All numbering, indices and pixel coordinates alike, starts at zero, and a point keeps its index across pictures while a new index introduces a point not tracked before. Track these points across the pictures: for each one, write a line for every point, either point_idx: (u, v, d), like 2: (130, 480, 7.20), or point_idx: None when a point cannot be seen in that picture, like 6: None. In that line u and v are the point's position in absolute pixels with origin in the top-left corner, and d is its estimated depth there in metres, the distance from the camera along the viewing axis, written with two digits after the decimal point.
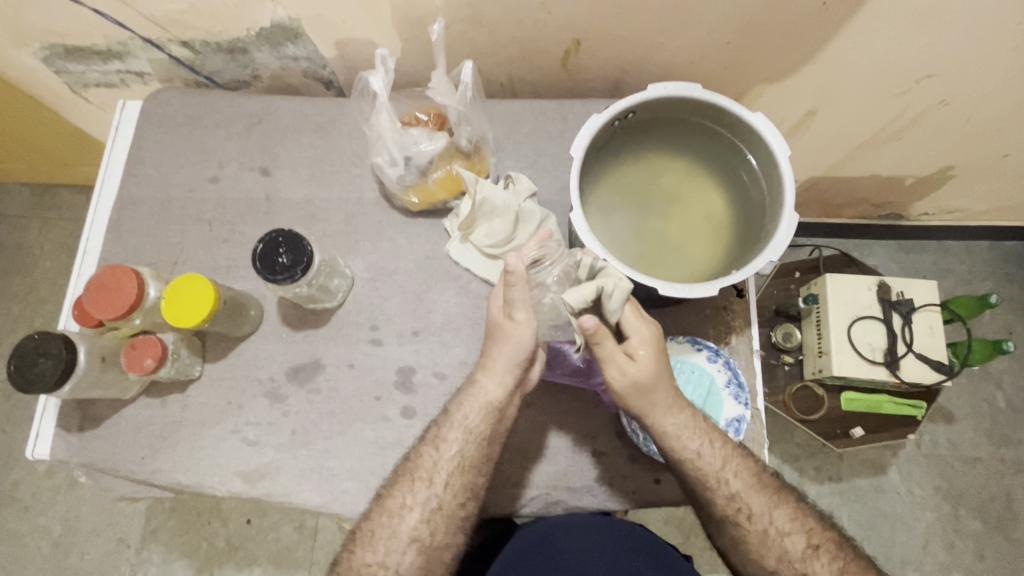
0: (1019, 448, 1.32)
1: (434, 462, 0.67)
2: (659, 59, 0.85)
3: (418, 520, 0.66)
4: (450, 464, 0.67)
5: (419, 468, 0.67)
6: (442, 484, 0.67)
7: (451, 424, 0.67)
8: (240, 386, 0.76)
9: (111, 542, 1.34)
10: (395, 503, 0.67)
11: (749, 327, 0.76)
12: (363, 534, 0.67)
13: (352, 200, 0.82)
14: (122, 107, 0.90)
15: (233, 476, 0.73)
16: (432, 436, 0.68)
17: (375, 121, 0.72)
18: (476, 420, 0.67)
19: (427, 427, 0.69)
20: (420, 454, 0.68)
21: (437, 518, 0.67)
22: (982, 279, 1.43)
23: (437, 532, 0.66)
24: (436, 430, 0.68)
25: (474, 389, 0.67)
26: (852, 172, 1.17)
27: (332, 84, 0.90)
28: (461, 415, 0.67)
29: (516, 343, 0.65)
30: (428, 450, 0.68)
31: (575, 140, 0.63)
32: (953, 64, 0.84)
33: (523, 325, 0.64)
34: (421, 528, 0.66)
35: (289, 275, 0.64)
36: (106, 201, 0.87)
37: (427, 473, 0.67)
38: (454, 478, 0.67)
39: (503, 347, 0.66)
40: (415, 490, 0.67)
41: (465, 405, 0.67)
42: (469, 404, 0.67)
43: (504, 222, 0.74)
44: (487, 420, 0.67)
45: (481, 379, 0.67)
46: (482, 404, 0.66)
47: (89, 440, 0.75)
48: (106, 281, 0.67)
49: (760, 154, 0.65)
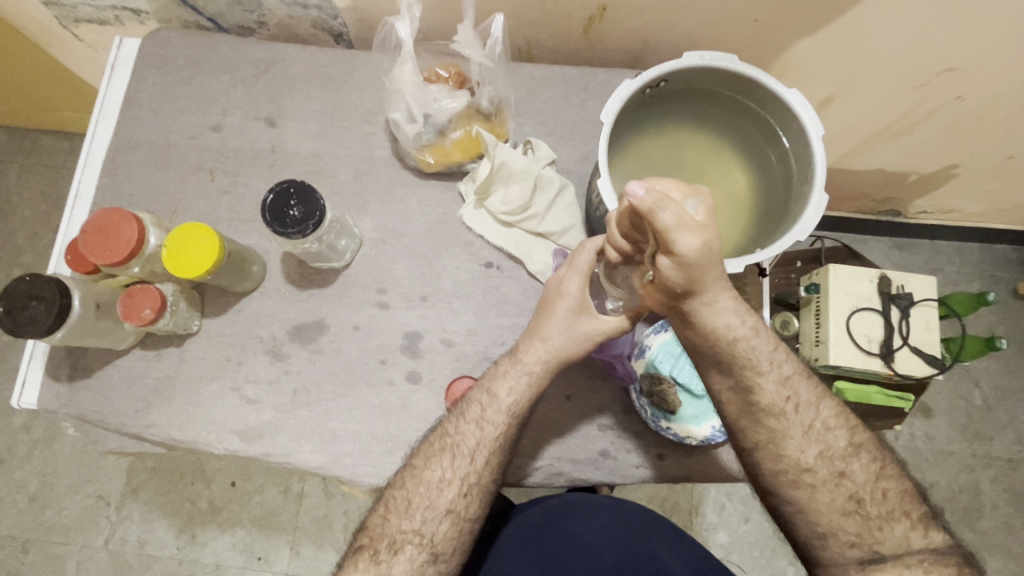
0: (991, 444, 1.37)
1: (477, 440, 0.65)
2: (683, 32, 0.82)
3: (456, 493, 0.64)
4: (495, 442, 0.65)
5: (460, 444, 0.65)
6: (483, 461, 0.64)
7: (498, 404, 0.65)
8: (239, 343, 0.74)
9: (91, 499, 1.31)
10: (433, 475, 0.64)
11: (761, 309, 0.76)
12: (396, 501, 0.64)
13: (362, 157, 0.79)
14: (118, 45, 0.85)
15: (230, 434, 0.71)
16: (475, 415, 0.65)
17: (396, 74, 0.68)
18: (523, 396, 0.65)
19: (466, 404, 0.66)
20: (460, 430, 0.65)
21: (476, 491, 0.64)
22: (971, 280, 1.46)
23: (473, 505, 0.64)
24: (481, 409, 0.65)
25: (522, 369, 0.66)
26: (861, 165, 1.17)
27: (343, 36, 0.86)
28: (507, 396, 0.65)
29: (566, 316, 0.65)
30: (469, 426, 0.65)
31: (607, 105, 0.61)
32: (977, 59, 0.83)
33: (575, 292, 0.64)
34: (459, 501, 0.64)
35: (300, 229, 0.61)
36: (99, 143, 0.83)
37: (468, 450, 0.64)
38: (496, 454, 0.65)
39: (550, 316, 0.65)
40: (454, 465, 0.64)
41: (513, 384, 0.65)
42: (516, 385, 0.65)
43: (522, 188, 0.72)
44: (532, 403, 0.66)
45: (530, 360, 0.66)
46: (531, 386, 0.65)
47: (79, 391, 0.73)
48: (104, 224, 0.64)
49: (791, 133, 0.64)
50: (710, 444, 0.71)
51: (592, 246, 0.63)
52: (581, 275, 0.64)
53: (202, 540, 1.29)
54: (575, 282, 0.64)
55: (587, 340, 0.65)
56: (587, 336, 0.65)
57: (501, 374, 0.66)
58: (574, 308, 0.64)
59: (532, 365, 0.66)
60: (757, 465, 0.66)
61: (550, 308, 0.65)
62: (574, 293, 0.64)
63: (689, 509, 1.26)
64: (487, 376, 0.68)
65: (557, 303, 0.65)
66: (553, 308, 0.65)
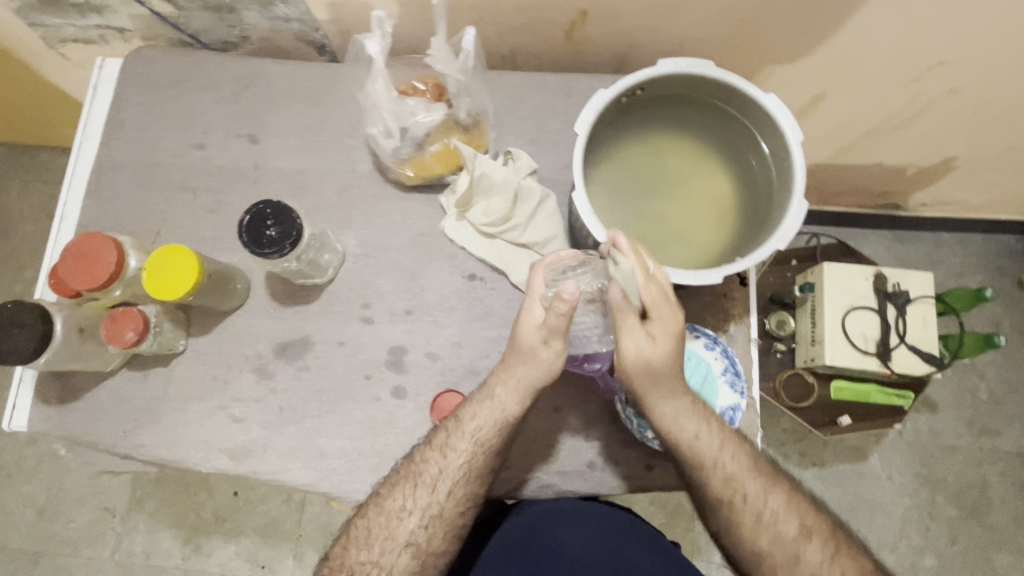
0: (998, 438, 1.34)
1: (439, 470, 0.65)
2: (667, 33, 0.81)
3: (417, 523, 0.65)
4: (457, 473, 0.65)
5: (423, 473, 0.66)
6: (445, 491, 0.65)
7: (463, 433, 0.65)
8: (226, 362, 0.74)
9: (97, 511, 1.33)
10: (394, 505, 0.66)
11: (748, 315, 0.75)
12: (357, 531, 0.66)
13: (344, 171, 0.79)
14: (101, 66, 0.85)
15: (219, 453, 0.71)
16: (440, 443, 0.66)
17: (371, 89, 0.68)
18: (488, 432, 0.65)
19: (434, 433, 0.67)
20: (424, 459, 0.66)
21: (437, 524, 0.66)
22: (974, 272, 1.43)
23: (434, 537, 0.66)
24: (446, 438, 0.66)
25: (488, 400, 0.65)
26: (856, 160, 1.15)
27: (325, 49, 0.85)
28: (471, 424, 0.65)
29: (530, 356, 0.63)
30: (432, 455, 0.66)
31: (581, 115, 0.60)
32: (967, 52, 0.82)
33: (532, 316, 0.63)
34: (419, 532, 0.65)
35: (277, 249, 0.61)
36: (85, 164, 0.83)
37: (430, 479, 0.65)
38: (458, 486, 0.65)
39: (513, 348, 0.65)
40: (416, 495, 0.65)
41: (477, 413, 0.65)
42: (481, 414, 0.65)
43: (503, 199, 0.72)
44: (498, 434, 0.65)
45: (496, 389, 0.65)
46: (498, 421, 0.65)
47: (69, 413, 0.73)
48: (84, 249, 0.64)
49: (771, 138, 0.63)
50: None
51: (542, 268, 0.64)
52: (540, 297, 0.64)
53: (207, 550, 1.30)
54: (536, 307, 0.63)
55: (549, 372, 0.64)
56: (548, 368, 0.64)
57: (469, 403, 0.66)
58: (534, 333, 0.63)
59: (499, 396, 0.65)
60: (744, 474, 0.66)
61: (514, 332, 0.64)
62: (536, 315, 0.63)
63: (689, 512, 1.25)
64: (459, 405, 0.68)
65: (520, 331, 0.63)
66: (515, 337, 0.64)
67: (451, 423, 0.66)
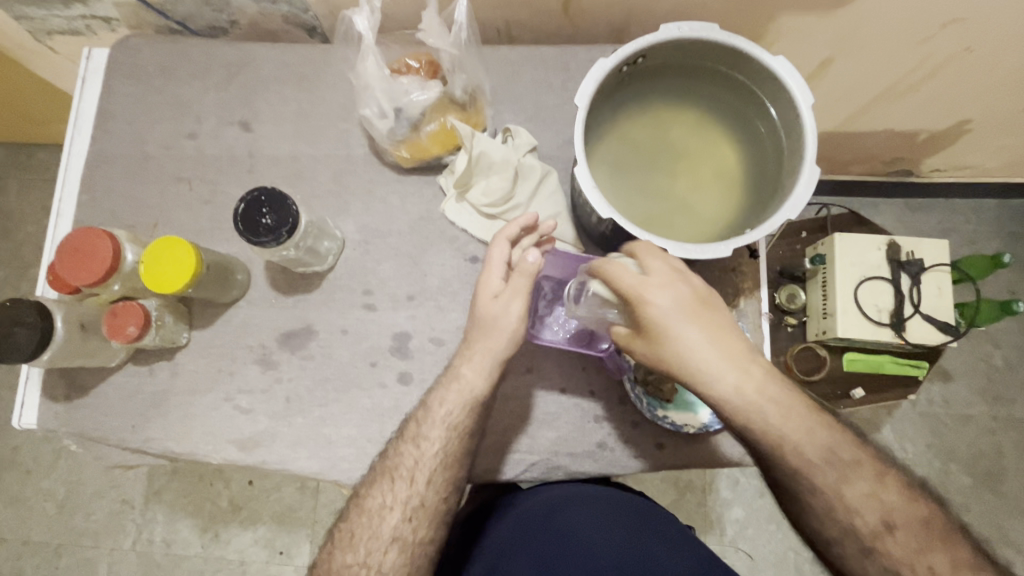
0: (1013, 406, 1.33)
1: (415, 460, 0.64)
2: (668, 1, 0.78)
3: (400, 518, 0.64)
4: (433, 460, 0.64)
5: (399, 467, 0.64)
6: (423, 481, 0.64)
7: (433, 419, 0.64)
8: (230, 353, 0.73)
9: (116, 503, 1.35)
10: (375, 503, 0.64)
11: (758, 289, 0.73)
12: (342, 533, 0.65)
13: (340, 156, 0.77)
14: (88, 57, 0.84)
15: (227, 444, 0.71)
16: (412, 434, 0.65)
17: (361, 69, 0.66)
18: (457, 415, 0.64)
19: (405, 425, 0.66)
20: (399, 453, 0.65)
21: (421, 515, 0.64)
22: (989, 239, 1.40)
23: (420, 528, 0.64)
24: (416, 428, 0.65)
25: (455, 381, 0.64)
26: (866, 127, 1.11)
27: (315, 30, 0.83)
28: (440, 409, 0.64)
29: (498, 340, 0.63)
30: (406, 447, 0.65)
31: (581, 87, 0.58)
32: (985, 7, 0.78)
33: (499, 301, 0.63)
34: (404, 527, 0.64)
35: (274, 237, 0.60)
36: (77, 158, 0.82)
37: (407, 471, 0.64)
38: (437, 473, 0.64)
39: (483, 332, 0.64)
40: (394, 489, 0.64)
41: (444, 397, 0.64)
42: (448, 398, 0.64)
43: (503, 178, 0.70)
44: (468, 413, 0.64)
45: (462, 370, 0.64)
46: (465, 400, 0.64)
47: (77, 409, 0.73)
48: (79, 244, 0.63)
49: (780, 105, 0.61)
50: (708, 431, 0.69)
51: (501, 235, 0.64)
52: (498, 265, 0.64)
53: (225, 538, 1.32)
54: (495, 275, 0.64)
55: (512, 334, 0.63)
56: (510, 331, 0.63)
57: (435, 390, 0.65)
58: (496, 300, 0.64)
59: (465, 375, 0.64)
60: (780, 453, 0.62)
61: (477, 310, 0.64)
62: (495, 283, 0.64)
63: (701, 487, 1.25)
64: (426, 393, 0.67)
65: (484, 304, 0.64)
66: (479, 312, 0.64)
67: (421, 413, 0.65)
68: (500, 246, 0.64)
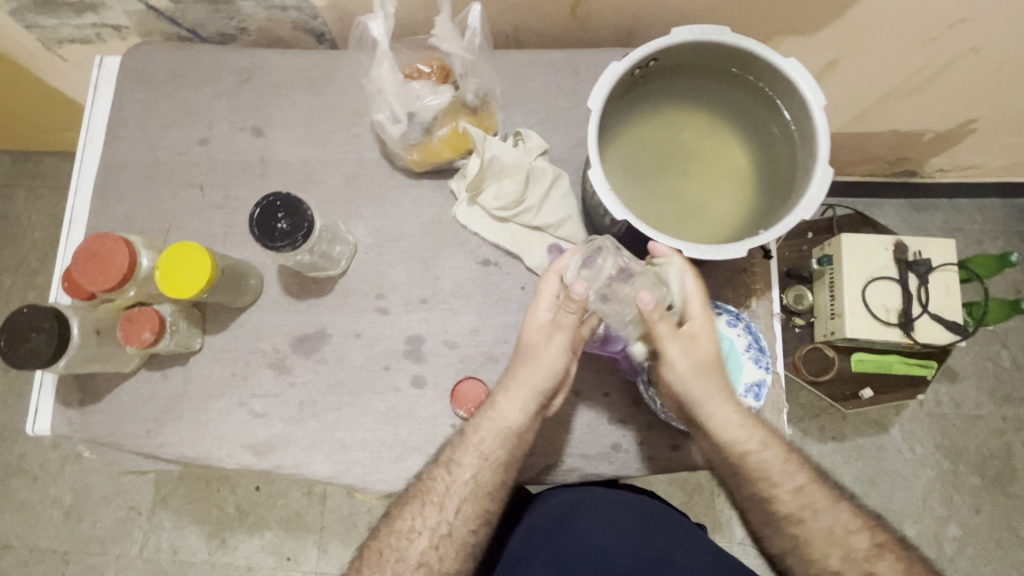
0: (1022, 406, 1.32)
1: (447, 486, 0.64)
2: (676, 4, 0.78)
3: (427, 543, 0.63)
4: (465, 488, 0.64)
5: (431, 490, 0.64)
6: (455, 508, 0.64)
7: (468, 446, 0.65)
8: (243, 358, 0.74)
9: (123, 510, 1.35)
10: (405, 524, 0.64)
11: (770, 290, 0.73)
12: (370, 554, 0.64)
13: (351, 161, 0.78)
14: (100, 64, 0.84)
15: (240, 449, 0.71)
16: (446, 459, 0.65)
17: (375, 73, 0.67)
18: (493, 445, 0.64)
19: (442, 450, 0.66)
20: (431, 476, 0.65)
21: (449, 543, 0.63)
22: (993, 238, 1.40)
23: (447, 557, 0.63)
24: (451, 454, 0.65)
25: (492, 411, 0.65)
26: (872, 127, 1.11)
27: (325, 36, 0.83)
28: (477, 437, 0.65)
29: (536, 371, 0.64)
30: (439, 471, 0.65)
31: (594, 90, 0.58)
32: (991, 7, 0.78)
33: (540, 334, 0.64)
34: (430, 552, 0.63)
35: (289, 242, 0.60)
36: (90, 165, 0.82)
37: (438, 496, 0.64)
38: (468, 501, 0.64)
39: (525, 364, 0.65)
40: (424, 513, 0.64)
41: (482, 425, 0.65)
42: (484, 428, 0.64)
43: (515, 181, 0.70)
44: (504, 445, 0.64)
45: (500, 401, 0.65)
46: (501, 429, 0.64)
47: (90, 415, 0.73)
48: (95, 250, 0.63)
49: (793, 105, 0.61)
50: None
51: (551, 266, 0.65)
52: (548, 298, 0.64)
53: (232, 544, 1.32)
54: (541, 307, 0.65)
55: (553, 369, 0.64)
56: (553, 366, 0.64)
57: (473, 419, 0.66)
58: (542, 334, 0.64)
59: (501, 407, 0.65)
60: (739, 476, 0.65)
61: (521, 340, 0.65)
62: (541, 317, 0.64)
63: (711, 489, 1.25)
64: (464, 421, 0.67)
65: (528, 336, 0.65)
66: (523, 344, 0.65)
67: (458, 440, 0.66)
68: (551, 280, 0.64)
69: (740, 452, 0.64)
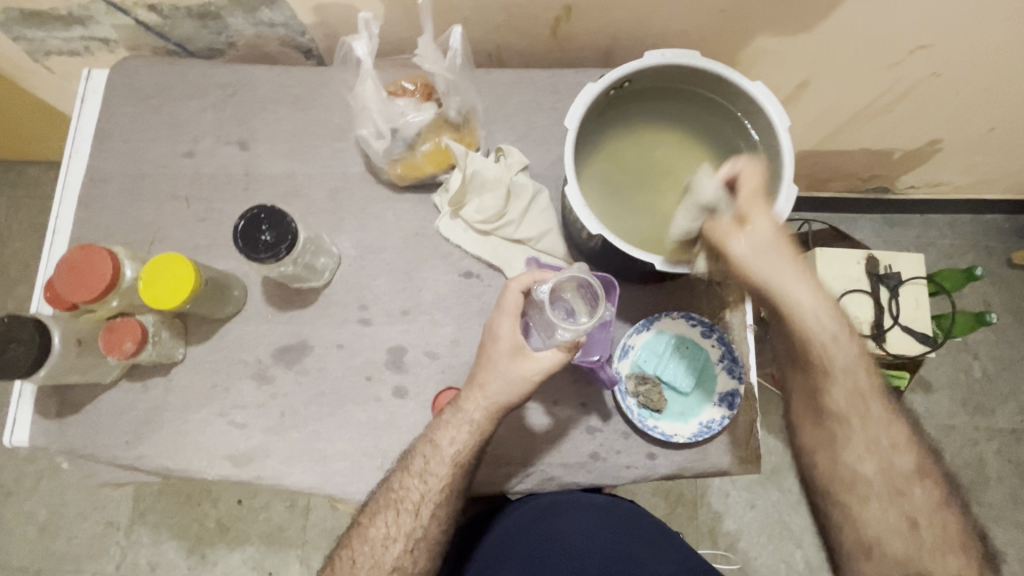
0: (992, 416, 1.36)
1: (421, 494, 0.64)
2: (650, 27, 0.81)
3: (402, 549, 0.64)
4: (439, 494, 0.64)
5: (404, 499, 0.64)
6: (428, 514, 0.64)
7: (440, 455, 0.64)
8: (225, 369, 0.74)
9: (100, 525, 1.32)
10: (378, 533, 0.64)
11: (744, 302, 0.75)
12: (342, 561, 0.66)
13: (336, 175, 0.79)
14: (87, 77, 0.85)
15: (221, 459, 0.71)
16: (418, 469, 0.64)
17: (359, 91, 0.69)
18: (460, 452, 0.63)
19: (410, 458, 0.65)
20: (405, 486, 0.64)
21: (423, 545, 0.65)
22: (965, 252, 1.44)
23: (420, 559, 0.65)
24: (423, 463, 0.64)
25: (462, 420, 0.63)
26: (843, 145, 1.16)
27: (312, 52, 0.85)
28: (449, 446, 0.63)
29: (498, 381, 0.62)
30: (412, 481, 0.64)
31: (570, 110, 0.61)
32: (947, 35, 0.83)
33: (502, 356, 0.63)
34: (405, 556, 0.64)
35: (273, 254, 0.61)
36: (74, 176, 0.83)
37: (412, 504, 0.64)
38: (441, 506, 0.64)
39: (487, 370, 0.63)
40: (398, 521, 0.64)
41: (453, 434, 0.63)
42: (457, 436, 0.63)
43: (496, 196, 0.72)
44: (475, 452, 0.64)
45: (467, 407, 0.63)
46: (472, 434, 0.63)
47: (68, 427, 0.73)
48: (77, 261, 0.64)
49: (759, 125, 0.64)
50: (698, 440, 0.71)
51: (516, 285, 0.63)
52: (511, 315, 0.63)
53: (212, 559, 1.30)
54: (505, 324, 0.63)
55: (527, 381, 0.62)
56: (525, 377, 0.62)
57: (443, 426, 0.64)
58: (510, 350, 0.63)
59: (471, 414, 0.63)
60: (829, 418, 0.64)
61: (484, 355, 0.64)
62: (506, 334, 0.63)
63: (692, 500, 1.26)
64: (431, 424, 0.66)
65: (492, 348, 0.63)
66: (489, 354, 0.63)
67: (422, 447, 0.65)
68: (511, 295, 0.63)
69: (822, 385, 0.63)
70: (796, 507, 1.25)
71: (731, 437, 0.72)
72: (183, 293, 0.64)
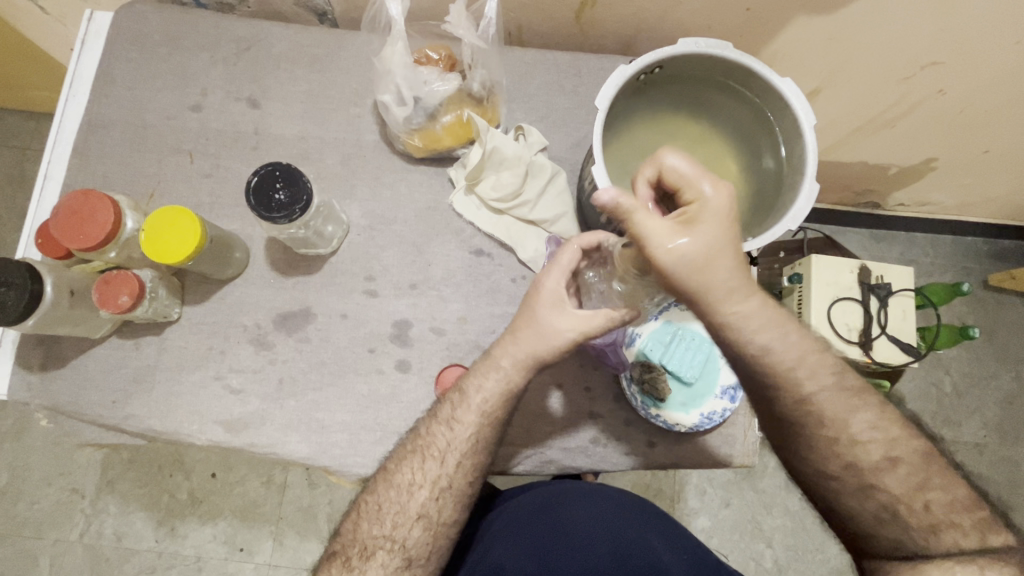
0: (959, 429, 1.41)
1: (448, 441, 0.62)
2: (673, 20, 0.81)
3: (427, 496, 0.61)
4: (466, 443, 0.62)
5: (431, 445, 0.62)
6: (455, 461, 0.62)
7: (468, 403, 0.62)
8: (223, 332, 0.72)
9: (65, 492, 1.27)
10: (404, 479, 0.62)
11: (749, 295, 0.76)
12: (367, 506, 0.62)
13: (349, 141, 0.77)
14: (90, 19, 0.81)
15: (213, 424, 0.69)
16: (446, 416, 0.63)
17: (386, 54, 0.67)
18: (493, 403, 0.62)
19: (438, 406, 0.64)
20: (431, 431, 0.63)
21: (448, 495, 0.62)
22: (946, 271, 1.48)
23: (446, 508, 0.62)
24: (451, 410, 0.63)
25: (494, 367, 0.63)
26: (846, 156, 1.18)
27: (327, 16, 0.82)
28: (478, 395, 0.62)
29: (540, 330, 0.61)
30: (440, 427, 0.63)
31: (602, 90, 0.60)
32: (959, 54, 0.84)
33: (547, 310, 0.61)
34: (430, 504, 0.61)
35: (285, 213, 0.59)
36: (70, 122, 0.79)
37: (439, 452, 0.62)
38: (468, 456, 0.62)
39: (527, 326, 0.62)
40: (424, 468, 0.62)
41: (484, 382, 0.63)
42: (487, 383, 0.63)
43: (514, 174, 0.71)
44: (505, 404, 0.63)
45: (502, 360, 0.62)
46: (505, 386, 0.62)
47: (53, 381, 0.70)
48: (75, 207, 0.61)
49: (784, 122, 0.64)
50: (698, 431, 0.71)
51: (575, 241, 0.61)
52: (562, 270, 0.61)
53: (182, 532, 1.26)
54: (553, 277, 0.61)
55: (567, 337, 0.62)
56: (566, 334, 0.61)
57: (474, 374, 0.64)
58: (553, 305, 0.61)
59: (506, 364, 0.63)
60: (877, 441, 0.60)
61: (529, 307, 0.62)
62: (552, 287, 0.61)
63: (671, 495, 1.28)
64: (462, 376, 0.65)
65: (536, 299, 0.61)
66: (532, 306, 0.62)
67: (450, 396, 0.64)
68: (567, 251, 0.61)
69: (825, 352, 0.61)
70: (770, 508, 1.28)
71: (726, 431, 0.72)
72: (190, 244, 0.62)
